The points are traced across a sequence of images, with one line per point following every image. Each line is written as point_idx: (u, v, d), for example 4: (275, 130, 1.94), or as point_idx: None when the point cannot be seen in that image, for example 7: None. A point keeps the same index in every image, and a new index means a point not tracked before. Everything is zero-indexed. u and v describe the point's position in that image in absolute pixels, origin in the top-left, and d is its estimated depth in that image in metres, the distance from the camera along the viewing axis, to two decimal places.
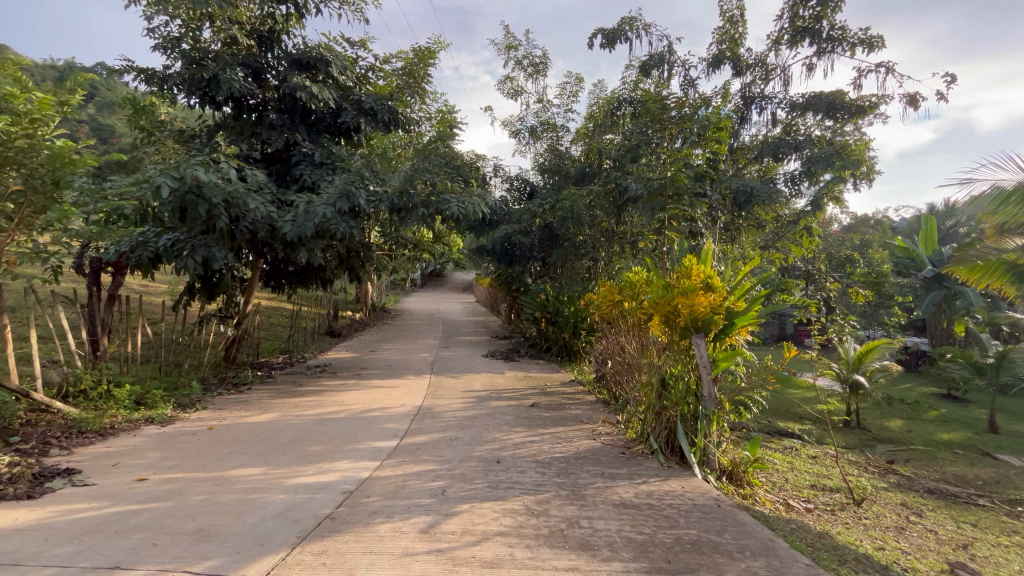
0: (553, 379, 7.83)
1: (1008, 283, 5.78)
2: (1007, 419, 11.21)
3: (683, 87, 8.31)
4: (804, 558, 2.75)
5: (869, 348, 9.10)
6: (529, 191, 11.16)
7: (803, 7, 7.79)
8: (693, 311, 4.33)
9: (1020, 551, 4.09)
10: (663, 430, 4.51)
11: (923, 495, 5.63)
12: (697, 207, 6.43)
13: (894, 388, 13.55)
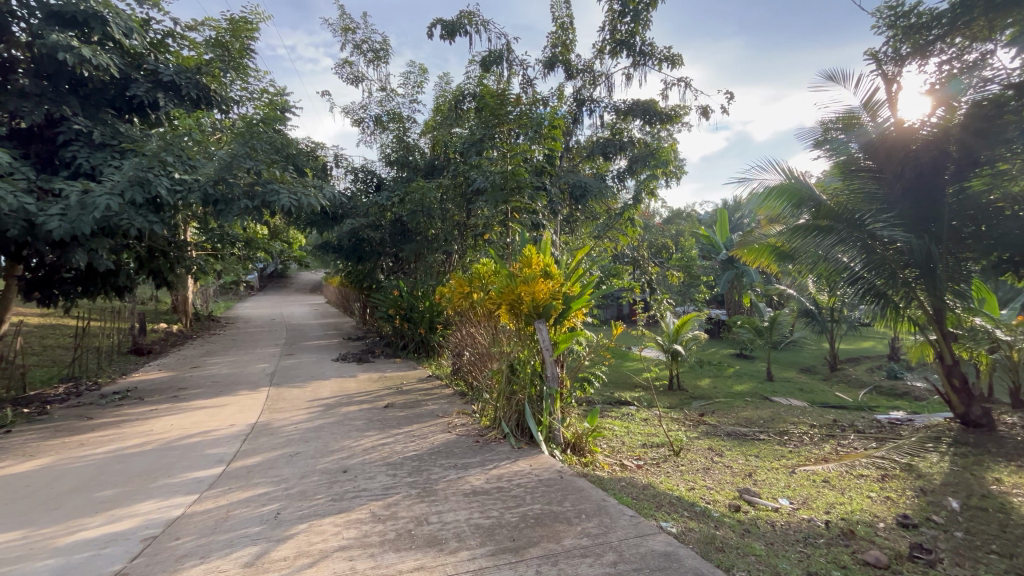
0: (409, 377, 7.62)
1: (774, 262, 7.26)
2: (778, 369, 14.24)
3: (522, 86, 8.71)
4: (629, 511, 3.08)
5: (684, 321, 10.72)
6: (376, 183, 10.67)
7: (620, 22, 8.71)
8: (534, 297, 4.56)
9: (786, 471, 5.20)
10: (514, 414, 4.69)
11: (723, 438, 6.81)
12: (537, 201, 6.81)
13: (704, 353, 16.25)
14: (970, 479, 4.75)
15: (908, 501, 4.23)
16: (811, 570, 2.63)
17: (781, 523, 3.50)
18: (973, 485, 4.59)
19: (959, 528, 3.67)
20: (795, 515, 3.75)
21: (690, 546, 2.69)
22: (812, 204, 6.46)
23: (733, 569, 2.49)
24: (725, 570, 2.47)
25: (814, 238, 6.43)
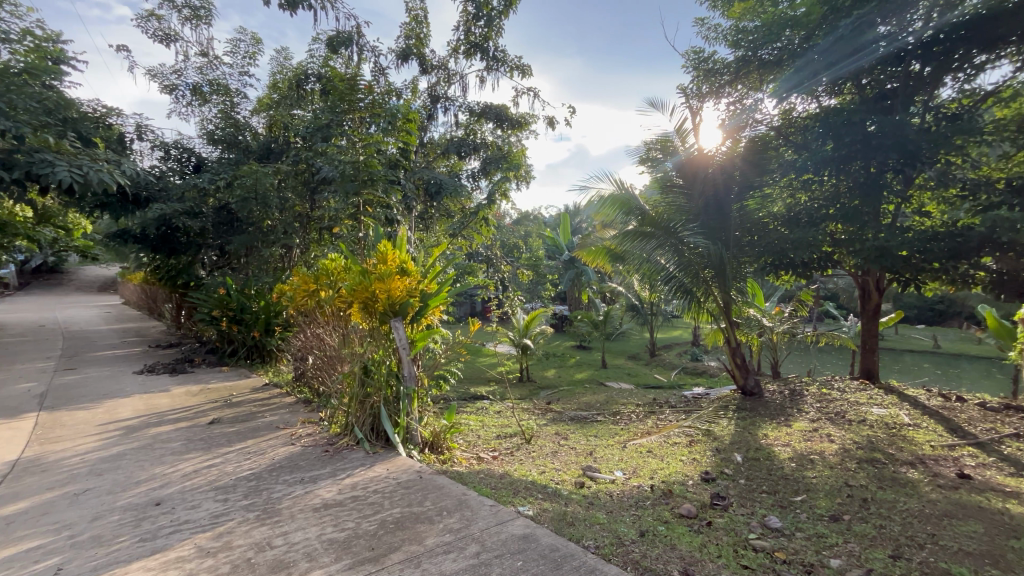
0: (241, 387, 6.70)
1: (608, 263, 8.16)
2: (610, 357, 16.13)
3: (374, 74, 8.29)
4: (489, 501, 3.16)
5: (532, 316, 11.41)
6: (194, 163, 9.11)
7: (474, 24, 8.87)
8: (390, 295, 4.36)
9: (619, 446, 5.91)
10: (368, 418, 4.45)
11: (567, 423, 7.45)
12: (391, 195, 6.56)
13: (549, 346, 17.57)
14: (748, 436, 6.01)
15: (708, 459, 5.16)
16: (643, 528, 3.02)
17: (618, 492, 3.97)
18: (750, 441, 5.81)
19: (742, 476, 4.61)
20: (627, 483, 4.29)
21: (545, 525, 2.88)
22: (637, 213, 7.46)
23: (582, 539, 2.73)
24: (576, 542, 2.70)
25: (639, 243, 7.41)
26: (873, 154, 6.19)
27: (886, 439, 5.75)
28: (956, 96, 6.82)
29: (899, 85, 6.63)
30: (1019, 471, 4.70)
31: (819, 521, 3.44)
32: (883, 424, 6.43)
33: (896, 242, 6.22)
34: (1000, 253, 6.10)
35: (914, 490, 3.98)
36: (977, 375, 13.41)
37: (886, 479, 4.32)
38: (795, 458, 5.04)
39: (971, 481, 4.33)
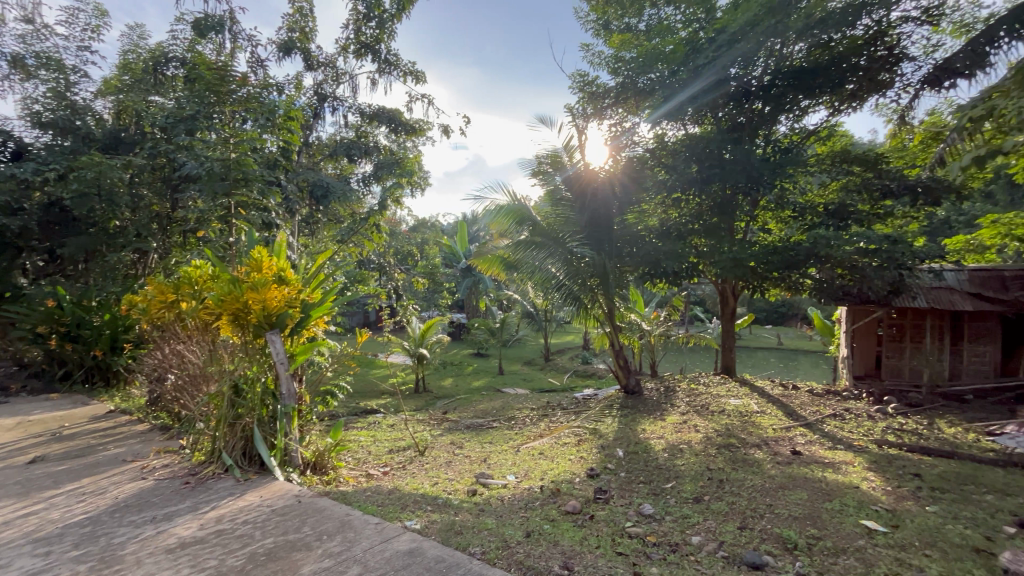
0: (76, 416, 5.66)
1: (503, 272, 8.34)
2: (507, 363, 16.46)
3: (250, 65, 7.62)
4: (374, 519, 3.03)
5: (428, 325, 11.24)
6: (13, 148, 7.57)
7: (365, 24, 8.59)
8: (266, 306, 4.00)
9: (513, 450, 6.05)
10: (239, 442, 4.02)
11: (463, 431, 7.44)
12: (270, 197, 6.05)
13: (446, 355, 17.45)
14: (629, 432, 6.51)
15: (593, 456, 5.49)
16: (529, 529, 3.11)
17: (509, 496, 4.05)
18: (631, 436, 6.30)
19: (623, 469, 4.97)
20: (518, 486, 4.40)
21: (432, 537, 2.84)
22: (530, 223, 7.74)
23: (468, 547, 2.73)
24: (463, 550, 2.69)
25: (531, 252, 7.70)
26: (727, 178, 7.28)
27: (739, 425, 6.60)
28: (789, 133, 8.12)
29: (747, 119, 7.89)
30: (835, 444, 5.70)
31: (685, 504, 3.82)
32: (738, 412, 7.38)
33: (746, 254, 7.29)
34: (820, 264, 7.41)
35: (759, 469, 4.62)
36: (808, 367, 16.01)
37: (738, 461, 4.95)
38: (667, 449, 5.58)
39: (800, 456, 5.13)
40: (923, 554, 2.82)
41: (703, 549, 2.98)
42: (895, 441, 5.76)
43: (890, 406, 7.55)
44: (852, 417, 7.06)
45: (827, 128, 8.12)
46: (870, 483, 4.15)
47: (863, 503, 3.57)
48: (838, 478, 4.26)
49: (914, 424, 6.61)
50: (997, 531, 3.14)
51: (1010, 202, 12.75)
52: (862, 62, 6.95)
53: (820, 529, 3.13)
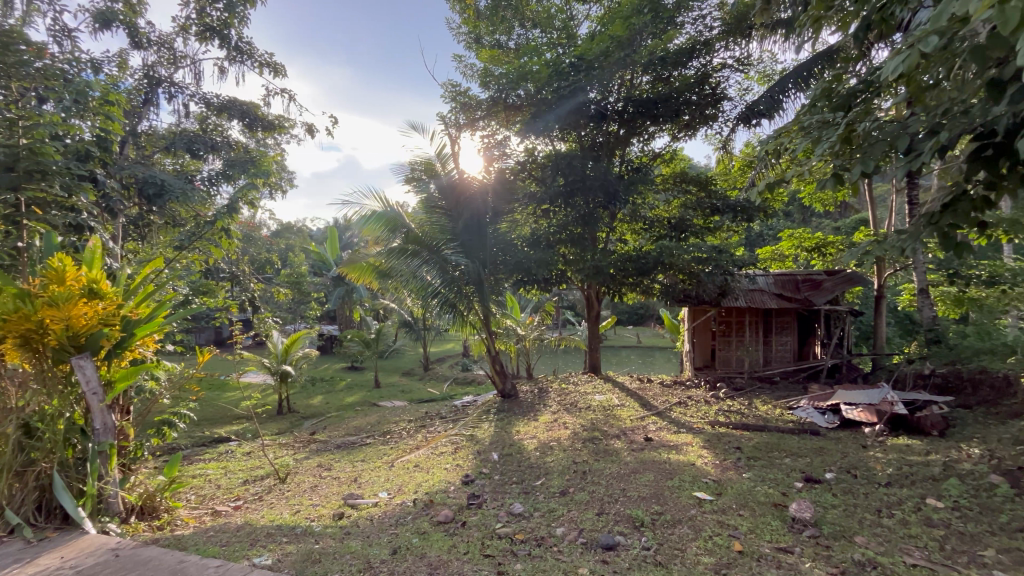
0: None
1: (375, 281, 8.01)
2: (384, 376, 15.82)
3: (52, 34, 6.32)
4: (214, 561, 2.69)
5: (293, 339, 10.33)
6: None
7: (210, 5, 7.68)
8: (70, 325, 3.30)
9: (386, 466, 5.82)
10: (33, 493, 3.27)
11: (332, 452, 6.95)
12: (81, 194, 5.04)
13: (316, 371, 16.20)
14: (504, 434, 6.70)
15: (468, 463, 5.52)
16: (396, 545, 3.03)
17: (379, 514, 3.88)
18: (505, 439, 6.47)
19: (496, 472, 5.08)
20: (390, 503, 4.24)
21: (284, 571, 2.61)
22: (403, 230, 7.56)
23: None
24: None
25: (405, 260, 7.53)
26: (588, 193, 7.96)
27: (602, 419, 7.20)
28: (640, 154, 9.17)
29: (605, 139, 8.78)
30: (678, 428, 6.50)
31: (552, 498, 4.04)
32: (601, 407, 8.04)
33: (605, 261, 8.01)
34: (666, 271, 8.41)
35: (616, 457, 5.08)
36: (661, 362, 18.08)
37: (599, 452, 5.38)
38: (538, 447, 5.85)
39: (651, 441, 5.77)
40: (738, 514, 3.34)
41: (565, 539, 3.18)
42: (724, 420, 6.77)
43: (721, 391, 8.85)
44: (692, 403, 8.13)
45: (670, 152, 9.34)
46: (703, 459, 4.81)
47: (696, 477, 4.13)
48: (679, 457, 4.87)
49: (738, 405, 7.84)
50: (790, 486, 3.86)
51: (801, 220, 15.87)
52: (694, 98, 8.00)
53: (661, 505, 3.54)
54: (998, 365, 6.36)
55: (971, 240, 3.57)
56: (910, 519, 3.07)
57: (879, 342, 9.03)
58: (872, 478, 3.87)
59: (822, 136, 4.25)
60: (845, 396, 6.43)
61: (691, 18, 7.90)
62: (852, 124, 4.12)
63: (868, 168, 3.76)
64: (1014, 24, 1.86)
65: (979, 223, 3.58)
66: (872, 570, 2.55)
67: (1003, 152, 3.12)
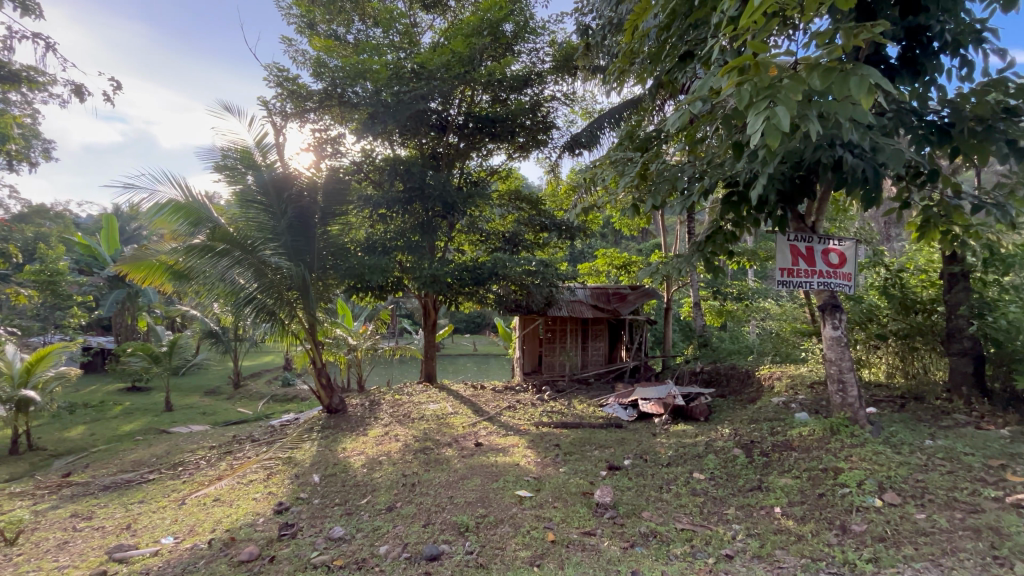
0: None
1: (168, 280, 6.85)
2: (179, 396, 13.25)
3: None
4: None
5: (40, 355, 8.00)
6: None
7: None
8: None
9: (174, 504, 4.86)
10: None
11: (95, 496, 5.53)
12: None
13: (77, 395, 12.83)
14: (328, 453, 6.17)
15: (284, 489, 4.94)
16: None
17: (158, 566, 3.21)
18: (329, 458, 5.97)
19: (317, 496, 4.65)
20: (176, 549, 3.53)
21: None
22: (208, 224, 6.52)
23: None
24: None
25: (209, 259, 6.44)
26: (426, 201, 8.05)
27: (435, 428, 7.17)
28: (478, 168, 9.54)
29: (445, 151, 9.06)
30: (506, 432, 6.84)
31: (377, 516, 3.85)
32: (435, 416, 8.01)
33: (442, 270, 8.03)
34: (499, 281, 8.81)
35: (447, 465, 5.10)
36: (494, 368, 18.89)
37: (430, 462, 5.35)
38: (366, 464, 5.54)
39: (481, 446, 5.95)
40: (553, 506, 3.64)
41: (387, 557, 3.07)
42: (547, 421, 7.36)
43: (546, 394, 9.60)
44: (520, 407, 8.64)
45: (506, 169, 9.92)
46: (527, 459, 5.15)
47: (519, 476, 4.39)
48: (505, 459, 5.12)
49: (559, 406, 8.60)
50: (596, 475, 4.36)
51: (613, 241, 18.32)
52: (527, 122, 8.63)
53: (486, 508, 3.66)
54: (742, 363, 8.21)
55: (725, 265, 4.54)
56: (682, 491, 3.73)
57: (666, 346, 10.87)
58: (658, 460, 4.61)
59: (626, 172, 5.00)
60: (642, 393, 7.58)
61: (526, 49, 8.55)
62: (647, 164, 4.93)
63: (657, 202, 4.52)
64: (746, 103, 2.45)
65: (730, 252, 4.57)
66: (652, 539, 3.01)
67: (744, 198, 4.04)
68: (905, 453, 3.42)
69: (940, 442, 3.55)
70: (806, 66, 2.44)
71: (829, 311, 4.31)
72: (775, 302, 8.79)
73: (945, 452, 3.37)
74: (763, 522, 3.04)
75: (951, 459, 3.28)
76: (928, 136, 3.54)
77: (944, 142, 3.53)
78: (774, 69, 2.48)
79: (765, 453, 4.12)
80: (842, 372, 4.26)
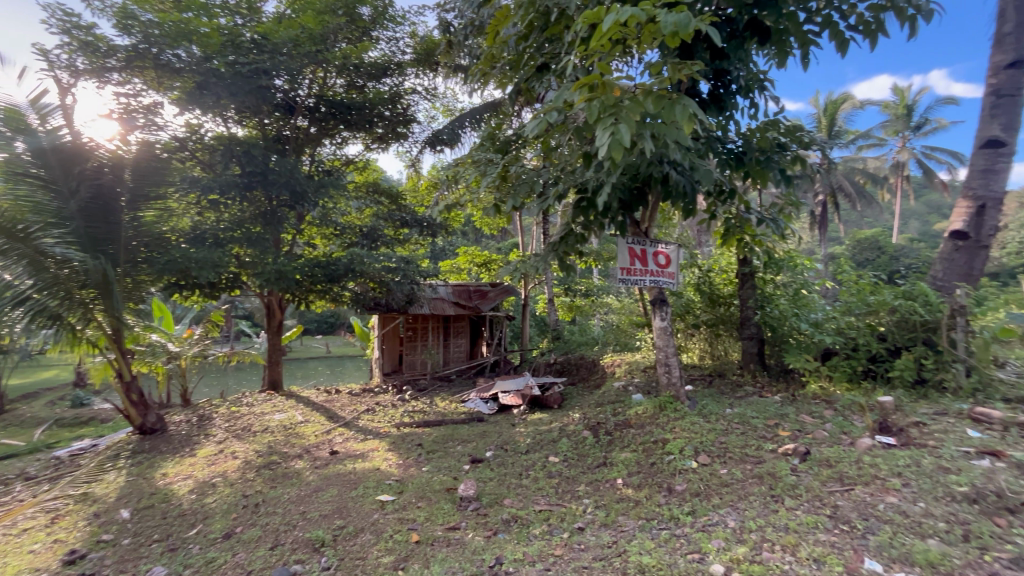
0: None
1: None
2: None
3: None
4: None
5: None
6: None
7: None
8: None
9: None
10: None
11: None
12: None
13: None
14: (141, 483, 5.15)
15: (79, 533, 4.00)
16: None
17: None
18: (143, 489, 4.99)
19: (127, 535, 3.86)
20: None
21: None
22: None
23: None
24: None
25: None
26: (269, 187, 7.18)
27: (282, 440, 6.48)
28: (332, 157, 8.91)
29: (292, 134, 8.22)
30: (365, 436, 6.52)
31: (210, 547, 3.36)
32: (281, 427, 7.25)
33: (289, 266, 7.33)
34: (356, 279, 8.34)
35: (298, 479, 4.66)
36: (351, 371, 17.82)
37: (277, 478, 4.82)
38: (194, 489, 4.76)
39: (336, 455, 5.56)
40: (416, 507, 3.58)
41: None
42: (408, 421, 7.20)
43: (407, 394, 9.39)
44: (380, 409, 8.31)
45: (363, 160, 9.42)
46: (388, 462, 4.98)
47: (380, 481, 4.23)
48: (364, 465, 4.87)
49: (421, 405, 8.49)
50: (459, 470, 4.41)
51: (473, 239, 18.73)
52: (386, 113, 8.31)
53: (343, 518, 3.45)
54: (589, 353, 9.08)
55: (575, 263, 4.94)
56: (539, 475, 3.98)
57: (524, 340, 11.47)
58: (517, 449, 4.85)
59: (487, 172, 5.12)
60: (502, 386, 7.89)
61: (385, 36, 8.20)
62: (507, 166, 5.12)
63: (516, 203, 4.73)
64: (595, 117, 2.71)
65: (580, 253, 4.99)
66: (513, 523, 3.16)
67: (591, 204, 4.48)
68: (713, 421, 4.13)
69: (736, 410, 4.38)
70: (643, 91, 2.79)
71: (658, 305, 5.01)
72: (615, 298, 9.90)
73: (739, 417, 4.16)
74: (607, 494, 3.41)
75: (743, 422, 4.06)
76: (728, 161, 4.33)
77: (739, 166, 4.33)
78: (618, 91, 2.79)
79: (608, 432, 4.61)
80: (667, 357, 4.97)
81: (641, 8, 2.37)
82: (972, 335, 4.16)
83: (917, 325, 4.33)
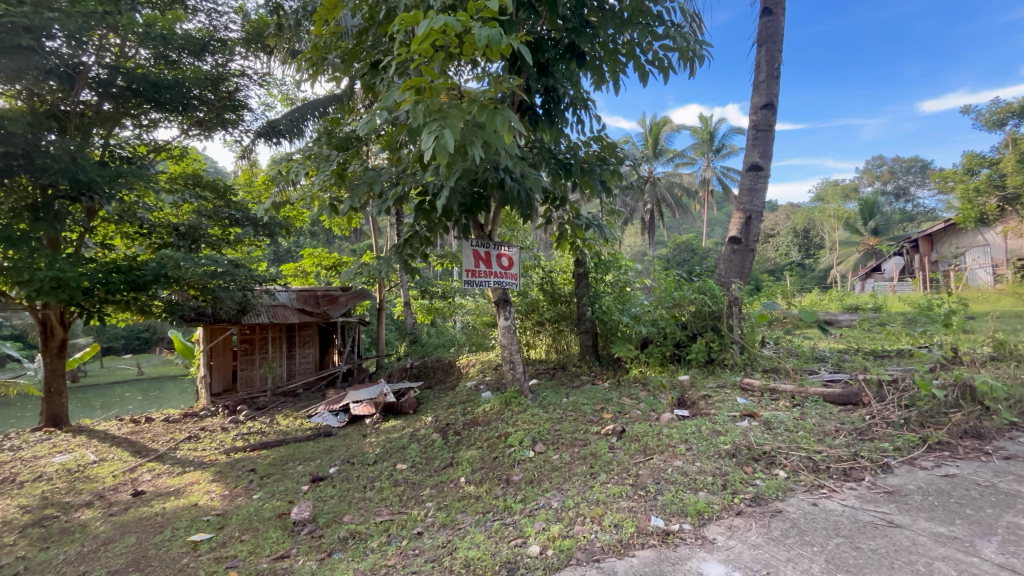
0: None
1: None
2: None
3: None
4: None
5: None
6: None
7: None
8: None
9: None
10: None
11: None
12: None
13: None
14: None
15: None
16: None
17: None
18: None
19: None
20: None
21: None
22: None
23: None
24: None
25: None
26: (38, 174, 5.73)
27: (63, 487, 5.24)
28: (134, 141, 7.51)
29: (74, 111, 6.70)
30: (184, 468, 5.62)
31: None
32: (63, 471, 5.86)
33: (73, 272, 5.98)
34: (170, 286, 7.14)
35: (82, 533, 3.80)
36: (172, 394, 15.19)
37: (52, 536, 3.87)
38: None
39: (142, 496, 4.68)
40: (239, 541, 3.18)
41: None
42: (242, 445, 6.39)
43: (242, 414, 8.34)
44: (206, 435, 7.23)
45: (178, 148, 8.07)
46: (209, 495, 4.35)
47: (196, 519, 3.67)
48: (177, 503, 4.19)
49: (258, 425, 7.61)
50: (297, 492, 4.05)
51: (323, 240, 17.43)
52: (207, 96, 7.31)
53: (143, 569, 2.93)
54: (446, 354, 9.10)
55: (420, 266, 4.90)
56: (384, 485, 3.86)
57: (379, 345, 11.03)
58: (364, 461, 4.63)
59: (322, 168, 4.79)
60: (353, 396, 7.47)
61: (204, 8, 7.23)
62: (344, 163, 4.83)
63: (355, 203, 4.50)
64: (421, 121, 2.71)
65: (425, 255, 4.96)
66: (350, 540, 3.00)
67: (433, 207, 4.49)
68: (550, 411, 4.46)
69: (571, 398, 4.79)
70: (469, 99, 2.88)
71: (502, 305, 5.23)
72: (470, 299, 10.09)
73: (573, 405, 4.56)
74: (450, 494, 3.45)
75: (576, 409, 4.45)
76: (558, 171, 4.70)
77: (568, 176, 4.73)
78: (444, 96, 2.84)
79: (457, 433, 4.67)
80: (512, 354, 5.22)
81: (456, 19, 2.45)
82: (742, 321, 5.18)
83: (707, 314, 5.23)
